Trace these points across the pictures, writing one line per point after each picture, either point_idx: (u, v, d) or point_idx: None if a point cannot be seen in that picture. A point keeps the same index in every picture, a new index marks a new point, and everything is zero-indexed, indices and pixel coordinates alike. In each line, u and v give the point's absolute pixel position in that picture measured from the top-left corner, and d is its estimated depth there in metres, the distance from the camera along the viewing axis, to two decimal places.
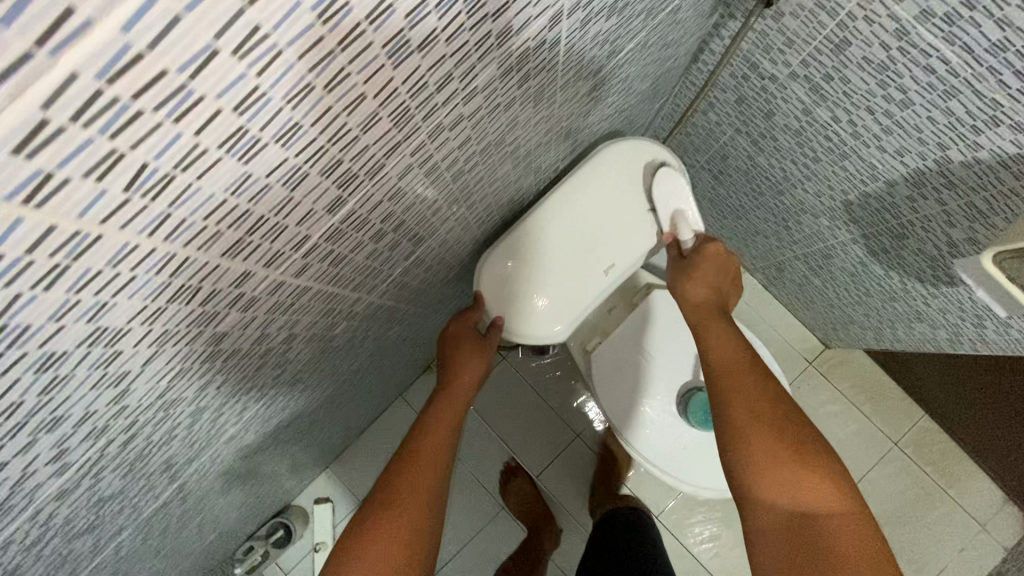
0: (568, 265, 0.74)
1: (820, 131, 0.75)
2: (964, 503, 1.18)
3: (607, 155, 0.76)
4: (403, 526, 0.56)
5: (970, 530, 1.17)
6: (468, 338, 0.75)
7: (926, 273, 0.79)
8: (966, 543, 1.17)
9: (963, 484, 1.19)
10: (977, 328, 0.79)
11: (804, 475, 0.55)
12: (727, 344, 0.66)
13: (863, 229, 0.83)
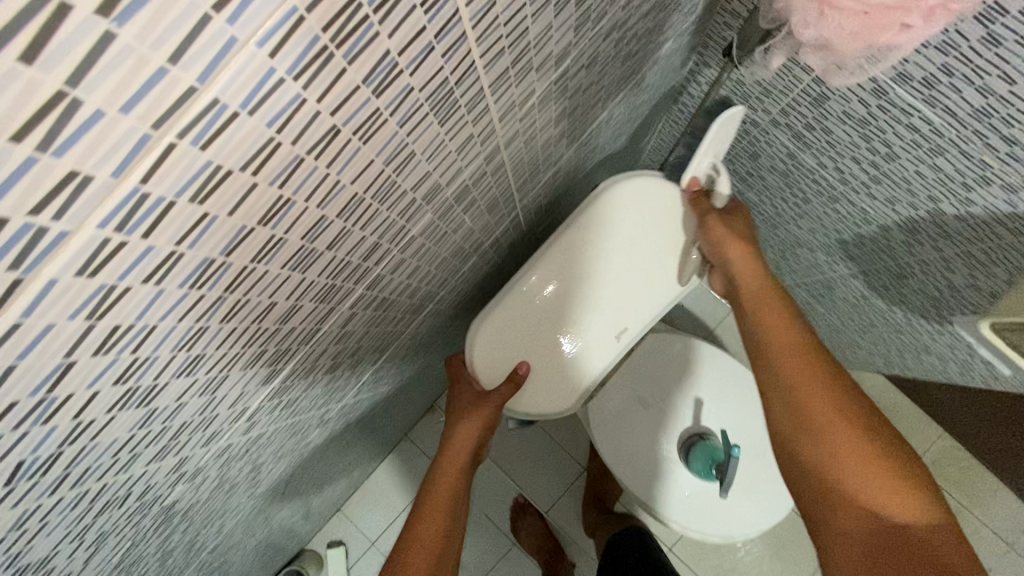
0: (574, 328, 0.69)
1: (808, 175, 0.71)
2: (991, 523, 1.13)
3: (595, 206, 0.66)
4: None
5: (997, 551, 1.13)
6: (466, 394, 0.67)
7: (932, 313, 0.75)
8: (997, 564, 1.13)
9: (987, 503, 1.14)
10: (987, 370, 0.75)
11: (887, 469, 0.42)
12: (783, 325, 0.52)
13: (865, 268, 0.79)
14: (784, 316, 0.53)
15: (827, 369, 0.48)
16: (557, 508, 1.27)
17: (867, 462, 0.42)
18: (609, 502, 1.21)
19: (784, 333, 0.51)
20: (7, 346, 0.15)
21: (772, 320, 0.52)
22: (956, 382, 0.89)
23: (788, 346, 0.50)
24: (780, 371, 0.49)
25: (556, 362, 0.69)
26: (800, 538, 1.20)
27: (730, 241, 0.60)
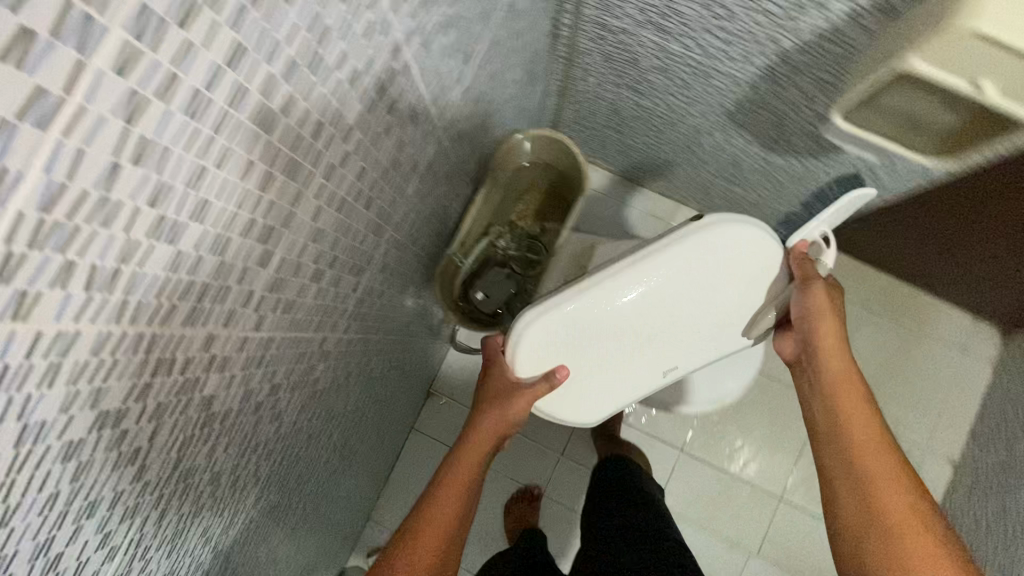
0: (628, 340, 0.89)
1: (681, 61, 0.82)
2: (939, 335, 1.29)
3: (718, 234, 0.85)
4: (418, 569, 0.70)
5: (950, 356, 1.29)
6: (500, 386, 0.87)
7: (819, 149, 0.87)
8: (953, 368, 1.29)
9: (929, 321, 1.29)
10: (878, 180, 0.88)
11: (894, 486, 0.72)
12: (853, 397, 0.79)
13: (757, 131, 0.91)
14: (861, 400, 0.79)
15: (876, 422, 0.77)
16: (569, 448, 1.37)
17: (888, 485, 0.72)
18: (615, 425, 1.30)
19: (846, 386, 0.80)
20: (77, 126, 0.22)
21: (853, 407, 0.79)
22: (864, 211, 1.02)
23: (862, 431, 0.77)
24: (844, 410, 0.79)
25: (604, 378, 0.92)
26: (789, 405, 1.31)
27: (823, 310, 0.85)
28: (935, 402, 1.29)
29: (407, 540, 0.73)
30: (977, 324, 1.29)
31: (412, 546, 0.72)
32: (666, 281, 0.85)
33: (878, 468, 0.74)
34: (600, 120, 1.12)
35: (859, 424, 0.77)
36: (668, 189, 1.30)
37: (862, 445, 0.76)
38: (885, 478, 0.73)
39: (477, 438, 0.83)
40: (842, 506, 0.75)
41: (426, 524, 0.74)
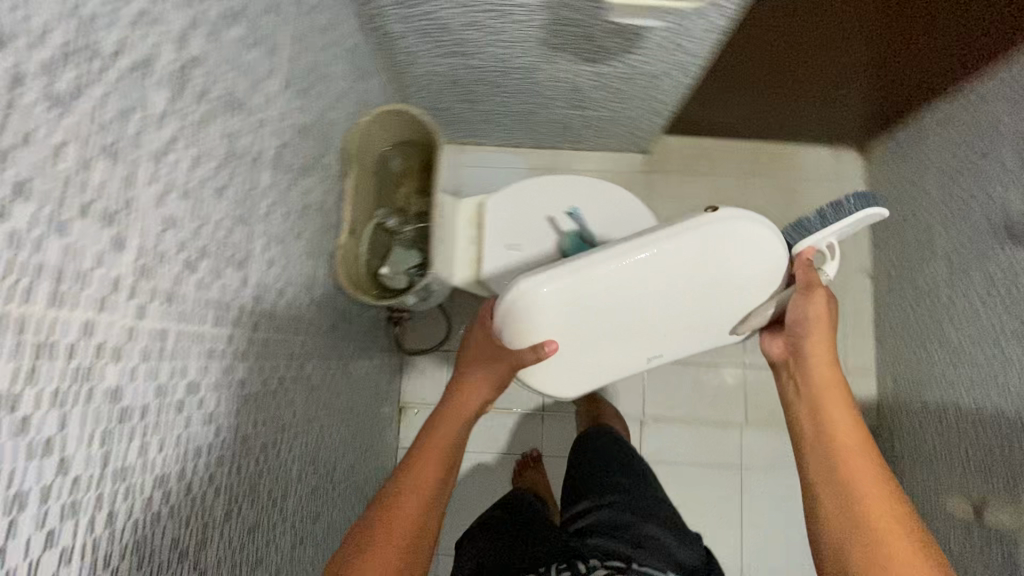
0: (615, 324, 0.92)
1: (480, 10, 0.92)
2: (810, 172, 1.46)
3: (726, 226, 0.85)
4: (400, 536, 0.70)
5: (827, 186, 1.46)
6: (485, 355, 0.91)
7: (628, 43, 0.98)
8: (835, 195, 1.45)
9: (800, 164, 1.47)
10: (686, 50, 1.00)
11: (873, 479, 0.74)
12: (839, 413, 0.81)
13: (574, 49, 1.01)
14: (840, 399, 0.82)
15: (860, 436, 0.79)
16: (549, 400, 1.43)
17: (872, 487, 0.73)
18: None
19: (825, 372, 0.84)
20: None
21: (833, 404, 0.82)
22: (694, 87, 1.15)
23: (840, 431, 0.80)
24: (822, 400, 0.83)
25: (582, 366, 0.98)
26: None
27: (812, 311, 0.87)
28: (834, 228, 1.44)
29: (388, 508, 0.72)
30: (834, 153, 1.47)
31: (395, 510, 0.72)
32: (666, 267, 0.86)
33: (836, 420, 0.81)
34: (448, 97, 1.20)
35: (837, 417, 0.81)
36: (537, 139, 1.40)
37: (828, 413, 0.81)
38: (855, 467, 0.76)
39: (462, 398, 0.88)
40: (815, 485, 0.78)
41: (407, 489, 0.74)
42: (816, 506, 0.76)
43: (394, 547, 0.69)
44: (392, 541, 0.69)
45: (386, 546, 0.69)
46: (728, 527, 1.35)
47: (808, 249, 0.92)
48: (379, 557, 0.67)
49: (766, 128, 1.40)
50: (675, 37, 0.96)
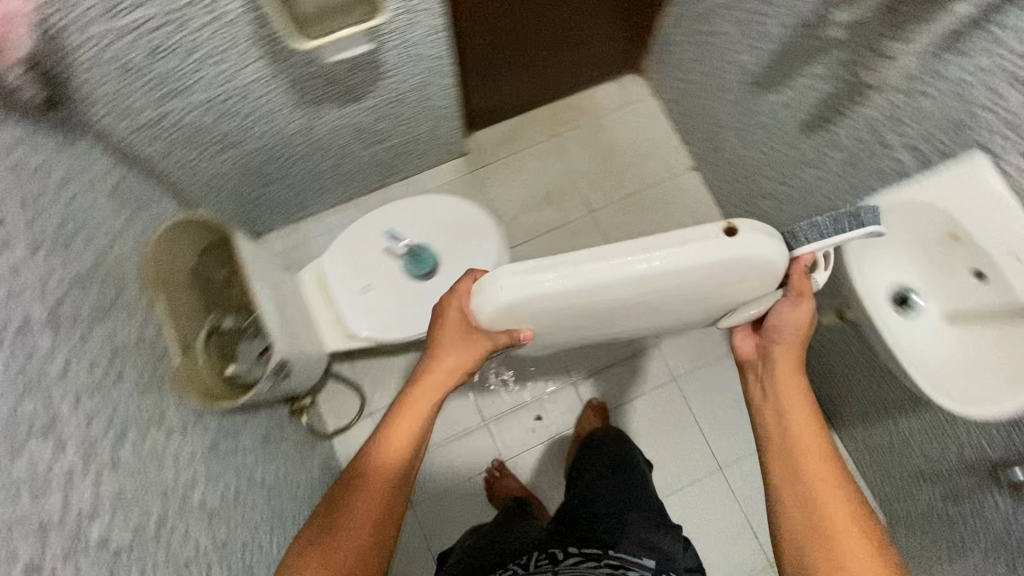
0: (572, 316, 0.82)
1: (221, 97, 0.95)
2: (610, 107, 1.59)
3: (715, 252, 0.70)
4: (359, 528, 0.77)
5: (630, 112, 1.59)
6: (455, 335, 0.81)
7: (371, 70, 1.04)
8: (640, 117, 1.59)
9: (596, 103, 1.60)
10: (426, 55, 1.08)
11: (837, 492, 0.75)
12: (805, 425, 0.80)
13: (328, 96, 1.06)
14: (808, 413, 0.80)
15: (823, 443, 0.78)
16: (484, 404, 1.46)
17: (833, 496, 0.75)
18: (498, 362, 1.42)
19: (789, 385, 0.82)
20: None
21: (799, 417, 0.80)
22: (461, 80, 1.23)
23: (803, 440, 0.79)
24: (788, 414, 0.80)
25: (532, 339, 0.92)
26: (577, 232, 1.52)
27: (793, 320, 0.79)
28: (652, 144, 1.57)
29: (348, 498, 0.79)
30: (622, 83, 1.61)
31: (353, 504, 0.78)
32: (634, 286, 0.73)
33: (802, 434, 0.79)
34: (251, 185, 1.22)
35: (802, 431, 0.79)
36: (362, 185, 1.45)
37: (797, 438, 0.79)
38: (819, 479, 0.77)
39: (426, 379, 0.83)
40: (779, 497, 0.78)
41: (368, 478, 0.80)
42: (782, 516, 0.77)
43: (353, 536, 0.76)
44: (352, 530, 0.77)
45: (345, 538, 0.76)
46: (689, 433, 1.42)
47: (807, 253, 0.76)
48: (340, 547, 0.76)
49: (550, 88, 1.52)
50: (409, 47, 1.03)
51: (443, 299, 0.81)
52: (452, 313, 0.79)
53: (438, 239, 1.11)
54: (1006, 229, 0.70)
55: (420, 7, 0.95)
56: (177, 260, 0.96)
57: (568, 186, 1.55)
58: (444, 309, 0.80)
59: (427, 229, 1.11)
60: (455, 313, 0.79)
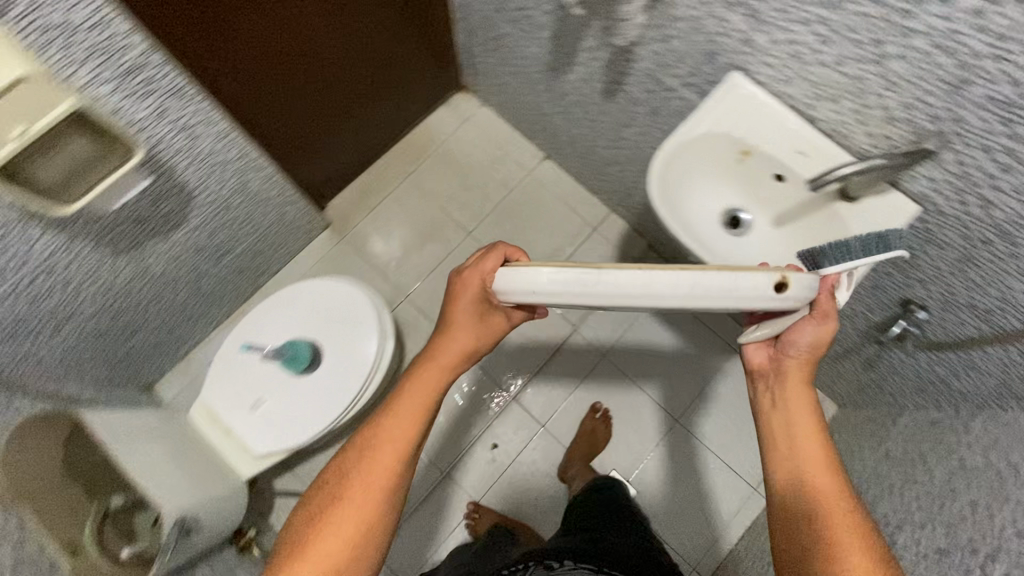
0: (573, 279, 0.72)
1: (29, 282, 0.91)
2: (448, 131, 1.62)
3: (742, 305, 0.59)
4: (343, 527, 0.72)
5: (469, 128, 1.62)
6: (473, 303, 0.79)
7: (177, 195, 1.02)
8: (480, 129, 1.62)
9: (434, 132, 1.62)
10: (228, 160, 1.06)
11: (837, 515, 0.68)
12: (808, 445, 0.74)
13: (144, 234, 1.03)
14: (813, 433, 0.75)
15: (827, 465, 0.72)
16: (435, 456, 1.45)
17: (832, 519, 0.68)
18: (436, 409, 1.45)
19: (793, 399, 0.77)
20: None
21: (801, 435, 0.75)
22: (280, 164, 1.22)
23: (805, 461, 0.73)
24: (789, 431, 0.76)
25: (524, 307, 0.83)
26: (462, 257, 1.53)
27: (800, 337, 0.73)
28: (500, 150, 1.61)
29: (334, 496, 0.74)
30: (452, 104, 1.64)
31: (344, 498, 0.74)
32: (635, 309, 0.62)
33: (806, 454, 0.74)
34: (112, 343, 1.17)
35: (805, 450, 0.74)
36: (234, 294, 1.41)
37: (804, 458, 0.73)
38: (819, 501, 0.70)
39: (441, 348, 0.81)
40: (779, 516, 0.73)
41: (376, 445, 0.76)
42: (780, 536, 0.72)
43: (340, 533, 0.72)
44: (338, 527, 0.72)
45: (331, 538, 0.71)
46: (636, 400, 1.47)
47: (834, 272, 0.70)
48: (326, 544, 0.71)
49: (382, 135, 1.53)
50: (206, 157, 1.01)
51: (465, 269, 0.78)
52: (467, 284, 0.77)
53: (313, 326, 1.09)
54: (777, 135, 0.80)
55: (194, 122, 0.93)
56: (49, 444, 0.90)
57: (438, 218, 1.56)
58: (459, 282, 0.79)
59: (299, 320, 1.10)
60: (473, 283, 0.76)
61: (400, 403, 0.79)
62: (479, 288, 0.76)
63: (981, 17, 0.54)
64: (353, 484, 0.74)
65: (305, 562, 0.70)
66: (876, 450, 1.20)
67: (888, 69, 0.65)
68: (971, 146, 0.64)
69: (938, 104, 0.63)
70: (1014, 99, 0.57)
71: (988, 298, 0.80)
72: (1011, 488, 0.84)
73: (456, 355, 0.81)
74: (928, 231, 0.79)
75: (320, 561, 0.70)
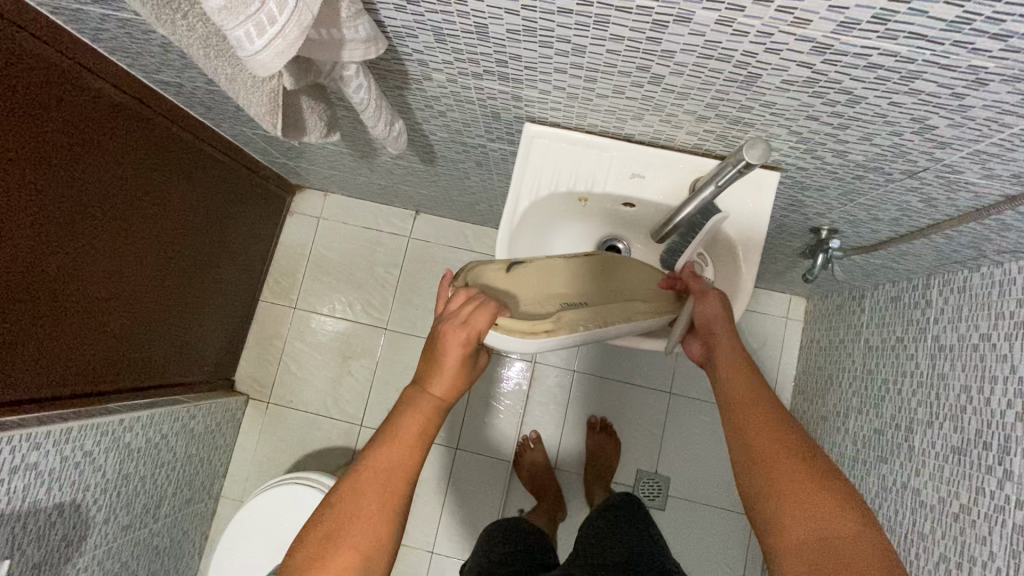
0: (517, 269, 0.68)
1: None
2: (307, 239, 1.48)
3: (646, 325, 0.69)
4: (360, 543, 0.55)
5: (325, 224, 1.48)
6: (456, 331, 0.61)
7: (60, 517, 0.90)
8: (336, 219, 1.48)
9: (295, 249, 1.48)
10: (89, 447, 0.95)
11: (798, 467, 0.54)
12: (752, 399, 0.60)
13: (53, 570, 0.90)
14: (753, 387, 0.61)
15: (776, 416, 0.58)
16: (461, 551, 1.39)
17: (790, 470, 0.54)
18: (445, 504, 1.41)
19: (724, 356, 0.64)
20: None
21: (740, 390, 0.61)
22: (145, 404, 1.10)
23: (752, 413, 0.59)
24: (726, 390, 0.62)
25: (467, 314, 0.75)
26: (393, 355, 1.43)
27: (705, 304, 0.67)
28: (367, 229, 1.48)
29: (343, 511, 0.56)
30: (295, 210, 1.49)
31: (358, 509, 0.56)
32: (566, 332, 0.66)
33: (749, 409, 0.59)
34: None
35: (747, 404, 0.60)
36: (197, 520, 1.32)
37: (742, 409, 0.60)
38: (772, 453, 0.55)
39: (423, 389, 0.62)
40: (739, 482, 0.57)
41: (351, 504, 0.56)
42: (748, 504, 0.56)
43: (359, 546, 0.55)
44: (352, 543, 0.55)
45: (347, 551, 0.54)
46: (624, 393, 1.45)
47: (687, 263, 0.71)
48: (341, 560, 0.54)
49: (243, 286, 1.39)
50: (63, 465, 0.90)
51: (455, 298, 0.63)
52: (458, 332, 0.59)
53: (277, 544, 1.01)
54: (604, 171, 0.70)
55: (22, 455, 0.81)
56: None
57: (347, 329, 1.45)
58: (448, 328, 0.60)
59: (259, 546, 1.02)
60: (467, 315, 0.60)
61: (402, 420, 0.60)
62: (472, 343, 0.60)
63: (732, 25, 0.43)
64: (362, 493, 0.57)
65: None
66: (855, 338, 1.17)
67: (670, 85, 0.54)
68: (796, 120, 0.55)
69: (741, 98, 0.53)
70: (814, 77, 0.47)
71: (889, 212, 0.73)
72: (993, 364, 0.79)
73: (444, 402, 0.62)
74: (800, 183, 0.70)
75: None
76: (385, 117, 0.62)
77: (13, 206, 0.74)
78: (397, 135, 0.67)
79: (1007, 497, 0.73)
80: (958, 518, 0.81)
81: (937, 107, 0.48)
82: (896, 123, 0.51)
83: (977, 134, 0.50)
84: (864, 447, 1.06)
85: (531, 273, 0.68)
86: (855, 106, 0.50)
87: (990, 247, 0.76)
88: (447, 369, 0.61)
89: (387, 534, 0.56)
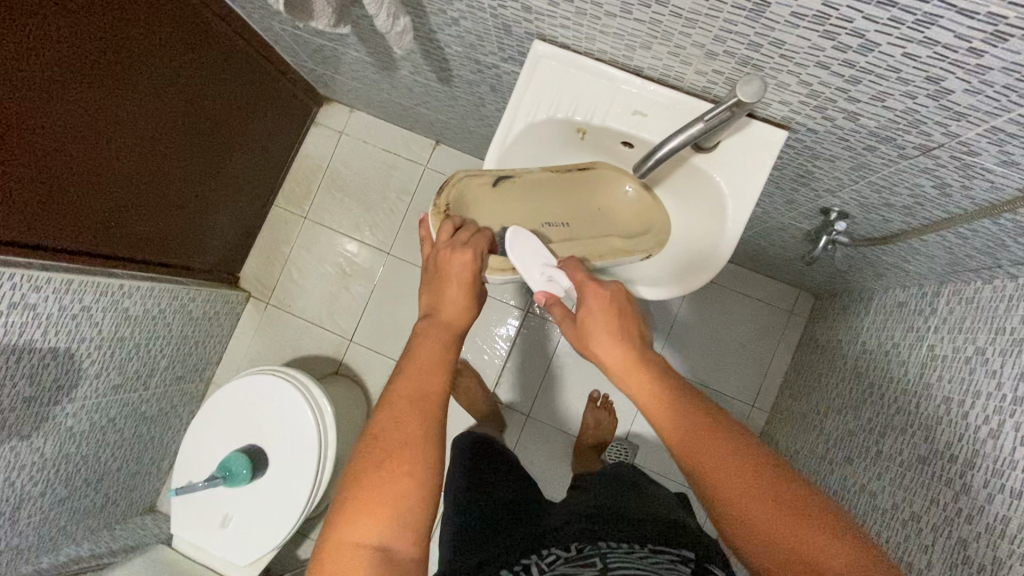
0: (498, 193, 0.71)
1: None
2: (326, 152, 1.49)
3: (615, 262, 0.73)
4: (407, 465, 0.51)
5: (345, 141, 1.49)
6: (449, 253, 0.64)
7: (53, 361, 0.97)
8: (356, 136, 1.49)
9: (313, 160, 1.50)
10: (87, 303, 1.00)
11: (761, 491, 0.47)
12: (673, 418, 0.53)
13: (44, 408, 0.98)
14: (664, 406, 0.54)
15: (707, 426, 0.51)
16: None
17: (752, 494, 0.47)
18: None
19: (631, 371, 0.57)
20: None
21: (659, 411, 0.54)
22: (148, 279, 1.15)
23: (685, 436, 0.51)
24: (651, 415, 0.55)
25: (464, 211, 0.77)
26: (391, 280, 1.46)
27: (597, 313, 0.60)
28: (385, 152, 1.48)
29: (386, 444, 0.52)
30: (318, 122, 1.50)
31: (404, 434, 0.53)
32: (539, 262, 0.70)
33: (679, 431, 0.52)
34: (88, 501, 1.19)
35: (678, 421, 0.53)
36: (186, 397, 1.40)
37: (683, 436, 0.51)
38: (729, 482, 0.48)
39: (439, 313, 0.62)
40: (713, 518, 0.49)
41: (390, 436, 0.53)
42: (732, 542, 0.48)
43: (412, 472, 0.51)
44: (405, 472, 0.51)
45: (404, 474, 0.51)
46: None
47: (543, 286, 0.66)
48: (401, 486, 0.51)
49: (257, 188, 1.41)
50: (61, 313, 0.96)
51: (446, 228, 0.65)
52: (462, 255, 0.63)
53: (247, 427, 1.06)
54: (606, 99, 0.67)
55: (21, 294, 0.87)
56: None
57: (352, 247, 1.47)
58: (451, 253, 0.63)
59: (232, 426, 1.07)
60: (464, 243, 0.64)
61: (418, 350, 0.59)
62: (479, 264, 0.63)
63: None
64: (401, 417, 0.54)
65: (377, 506, 0.49)
66: (852, 340, 1.12)
67: (678, 7, 0.51)
68: (806, 66, 0.51)
69: (749, 31, 0.50)
70: (824, 12, 0.44)
71: (901, 196, 0.68)
72: (980, 378, 0.75)
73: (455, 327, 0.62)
74: (808, 148, 0.66)
75: (397, 509, 0.50)
76: (388, 8, 0.61)
77: (18, 55, 0.74)
78: (401, 32, 0.66)
79: (959, 511, 0.71)
80: (906, 526, 0.79)
81: (954, 65, 0.44)
82: (910, 82, 0.48)
83: (995, 105, 0.46)
84: (835, 447, 1.04)
85: (514, 203, 0.72)
86: (868, 55, 0.47)
87: (1004, 256, 0.71)
88: (455, 293, 0.63)
89: (435, 451, 0.53)
